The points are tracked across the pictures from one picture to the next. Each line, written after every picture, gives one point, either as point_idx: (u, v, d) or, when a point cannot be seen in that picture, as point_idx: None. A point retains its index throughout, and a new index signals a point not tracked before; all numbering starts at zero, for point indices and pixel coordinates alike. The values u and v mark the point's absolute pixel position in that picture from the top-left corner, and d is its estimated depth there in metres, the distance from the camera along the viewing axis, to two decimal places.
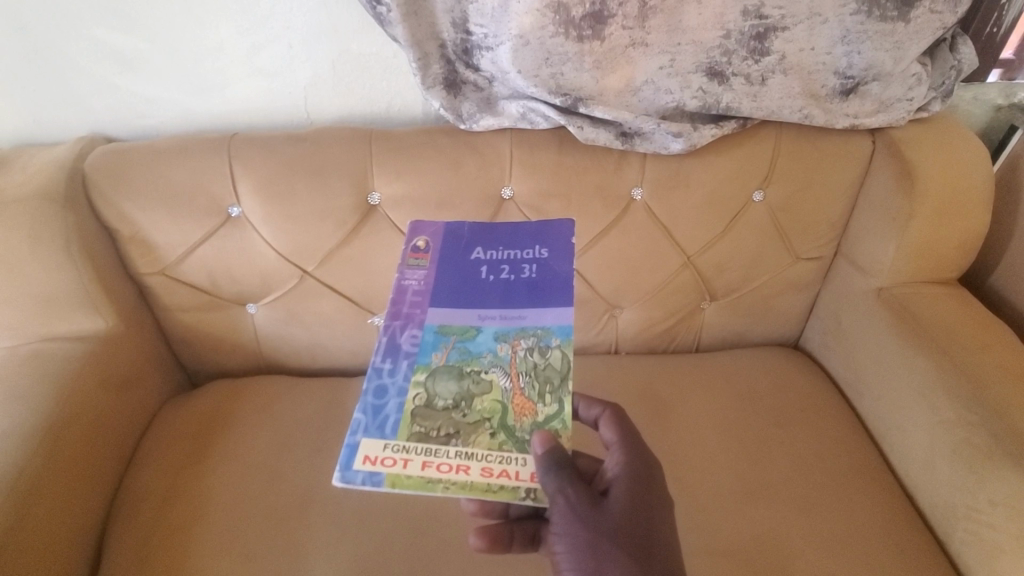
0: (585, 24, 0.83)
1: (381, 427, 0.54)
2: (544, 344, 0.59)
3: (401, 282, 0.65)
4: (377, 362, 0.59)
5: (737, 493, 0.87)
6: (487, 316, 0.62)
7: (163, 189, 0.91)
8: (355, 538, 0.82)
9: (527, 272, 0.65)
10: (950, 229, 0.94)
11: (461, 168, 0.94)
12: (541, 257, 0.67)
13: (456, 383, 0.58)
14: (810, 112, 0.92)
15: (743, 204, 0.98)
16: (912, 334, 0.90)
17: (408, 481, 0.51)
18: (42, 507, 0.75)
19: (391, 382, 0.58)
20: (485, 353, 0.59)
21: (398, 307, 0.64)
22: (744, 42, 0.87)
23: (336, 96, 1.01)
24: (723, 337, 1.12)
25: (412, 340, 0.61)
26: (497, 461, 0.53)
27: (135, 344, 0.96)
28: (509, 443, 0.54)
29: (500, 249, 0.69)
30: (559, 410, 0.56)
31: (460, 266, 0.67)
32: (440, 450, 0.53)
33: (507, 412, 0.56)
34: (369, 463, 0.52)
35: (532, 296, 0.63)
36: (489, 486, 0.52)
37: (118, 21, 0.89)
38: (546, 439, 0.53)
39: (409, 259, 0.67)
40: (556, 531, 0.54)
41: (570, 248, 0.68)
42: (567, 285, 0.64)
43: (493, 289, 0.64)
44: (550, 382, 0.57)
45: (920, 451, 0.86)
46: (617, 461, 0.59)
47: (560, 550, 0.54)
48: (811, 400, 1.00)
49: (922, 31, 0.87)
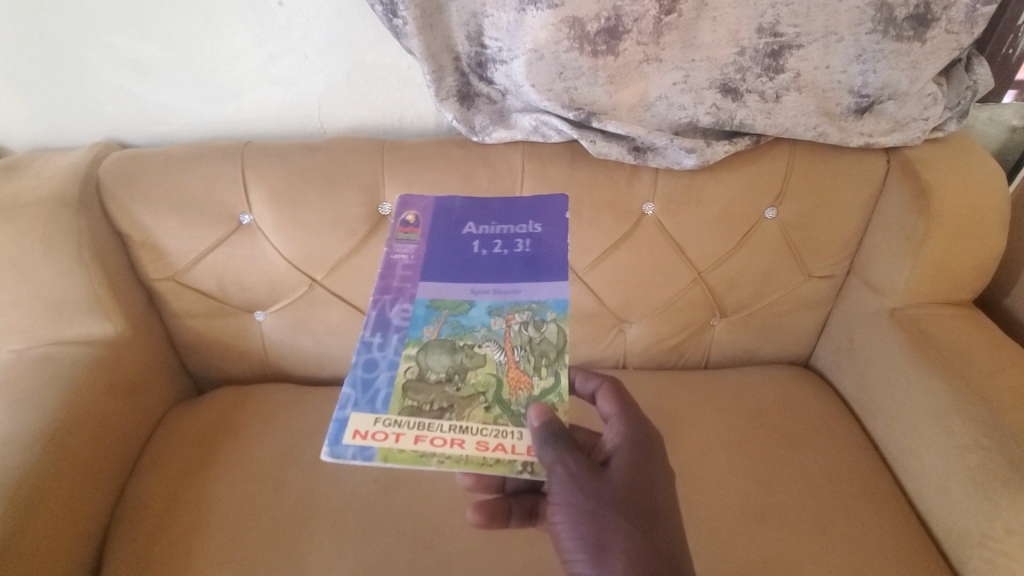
0: (600, 40, 0.83)
1: (372, 401, 0.53)
2: (540, 318, 0.59)
3: (391, 257, 0.65)
4: (367, 336, 0.58)
5: (747, 515, 0.86)
6: (480, 290, 0.61)
7: (176, 196, 0.92)
8: (358, 551, 0.81)
9: (521, 246, 0.65)
10: (964, 251, 0.93)
11: (472, 179, 0.94)
12: (535, 231, 0.67)
13: (448, 356, 0.57)
14: (825, 131, 0.91)
15: (755, 221, 0.97)
16: (926, 355, 0.89)
17: (401, 455, 0.50)
18: (45, 512, 0.74)
19: (381, 356, 0.57)
20: (478, 327, 0.58)
21: (388, 281, 0.63)
22: (759, 60, 0.87)
23: (350, 107, 1.01)
24: (734, 354, 1.11)
25: (403, 314, 0.60)
26: (492, 435, 0.53)
27: (143, 349, 0.96)
28: (504, 417, 0.54)
29: (493, 224, 0.68)
30: (555, 384, 0.56)
31: (451, 240, 0.66)
32: (433, 424, 0.52)
33: (502, 386, 0.55)
34: (359, 438, 0.51)
35: (527, 269, 0.62)
36: (485, 460, 0.51)
37: (137, 31, 0.90)
38: (542, 413, 0.54)
39: (398, 234, 0.67)
40: (555, 502, 0.55)
41: (564, 223, 0.68)
42: (562, 259, 0.63)
43: (486, 263, 0.63)
44: (546, 356, 0.57)
45: (935, 475, 0.84)
46: (616, 433, 0.61)
47: (559, 520, 0.56)
48: (822, 420, 0.99)
49: (938, 51, 0.86)
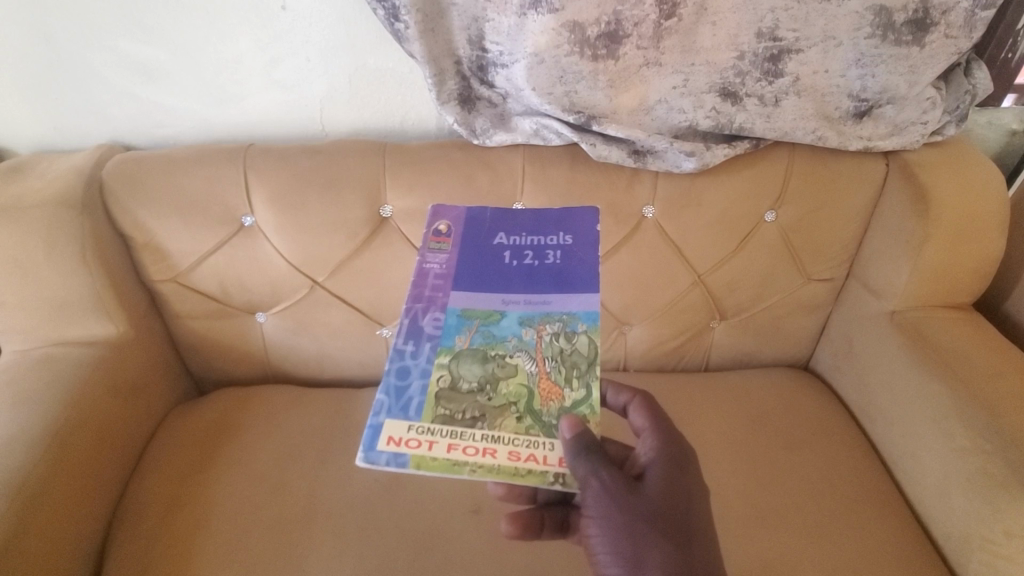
0: (600, 44, 0.84)
1: (405, 409, 0.54)
2: (571, 330, 0.60)
3: (422, 266, 0.65)
4: (399, 344, 0.59)
5: (746, 517, 0.86)
6: (511, 301, 0.62)
7: (178, 198, 0.92)
8: (360, 553, 0.81)
9: (552, 258, 0.65)
10: (964, 254, 0.94)
11: (473, 183, 0.94)
12: (565, 243, 0.67)
13: (480, 366, 0.57)
14: (824, 135, 0.92)
15: (755, 224, 0.98)
16: (925, 358, 0.89)
17: (433, 464, 0.51)
18: (48, 511, 0.74)
19: (414, 364, 0.57)
20: (509, 338, 0.59)
21: (420, 290, 0.63)
22: (759, 64, 0.87)
23: (352, 110, 1.02)
24: (734, 357, 1.11)
25: (435, 322, 0.60)
26: (524, 445, 0.53)
27: (145, 350, 0.96)
28: (536, 427, 0.54)
29: (524, 235, 0.68)
30: (586, 396, 0.57)
31: (481, 249, 0.66)
32: (466, 433, 0.53)
33: (533, 396, 0.56)
34: (393, 444, 0.52)
35: (557, 282, 0.63)
36: (517, 470, 0.52)
37: (140, 34, 0.91)
38: (575, 424, 0.54)
39: (430, 243, 0.67)
40: (590, 514, 0.56)
41: (595, 238, 0.67)
42: (593, 272, 0.63)
43: (516, 275, 0.64)
44: (577, 367, 0.58)
45: (935, 478, 0.84)
46: (650, 447, 0.61)
47: (593, 533, 0.57)
48: (822, 423, 0.99)
49: (936, 56, 0.87)
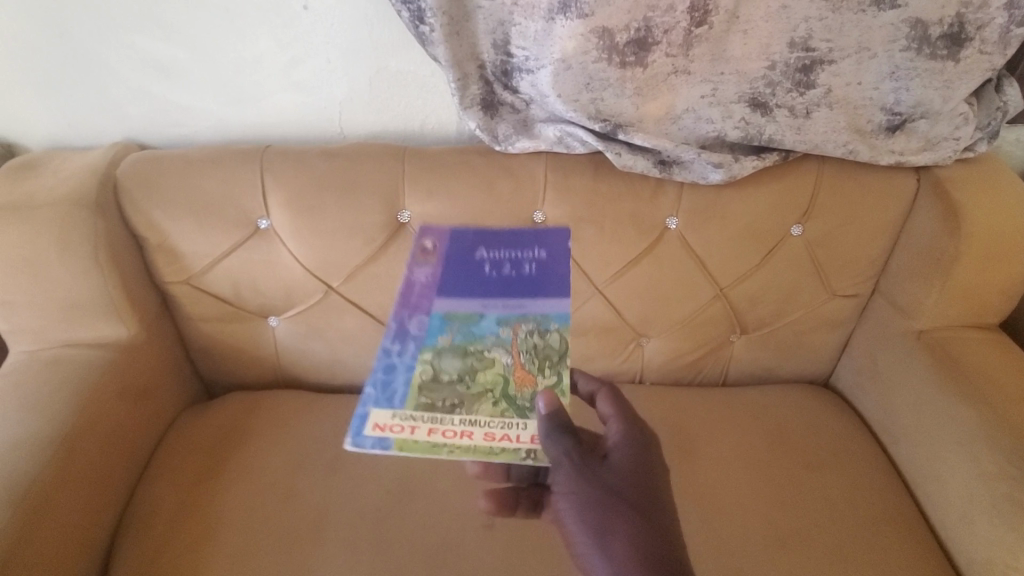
0: (629, 51, 0.82)
1: (389, 399, 0.62)
2: (544, 328, 0.68)
3: (410, 278, 0.77)
4: (388, 344, 0.68)
5: (767, 539, 0.83)
6: (489, 305, 0.72)
7: (193, 199, 0.91)
8: (369, 565, 0.79)
9: (525, 269, 0.77)
10: (994, 273, 0.92)
11: (493, 189, 0.92)
12: (539, 256, 0.80)
13: (460, 360, 0.66)
14: (855, 148, 0.89)
15: (781, 237, 0.96)
16: (953, 380, 0.87)
17: (415, 445, 0.58)
18: (54, 517, 0.73)
19: (399, 360, 0.66)
20: (487, 335, 0.69)
21: (407, 297, 0.74)
22: (790, 75, 0.85)
23: (370, 112, 1.00)
24: (752, 372, 1.09)
25: (421, 325, 0.71)
26: (498, 426, 0.59)
27: (156, 352, 0.95)
28: (510, 410, 0.61)
29: (501, 249, 0.81)
30: (558, 382, 0.64)
31: (464, 263, 0.80)
32: (445, 418, 0.60)
33: (508, 383, 0.63)
34: (378, 430, 0.59)
35: (532, 288, 0.74)
36: (491, 448, 0.57)
37: (157, 30, 0.89)
38: (549, 401, 0.61)
39: (417, 258, 0.81)
40: (561, 489, 0.62)
41: (564, 252, 0.82)
42: (562, 280, 0.76)
43: (495, 282, 0.76)
44: (548, 359, 0.66)
45: (959, 502, 0.82)
46: (615, 431, 0.68)
47: (564, 506, 0.63)
48: (844, 443, 0.97)
49: (971, 71, 0.84)
